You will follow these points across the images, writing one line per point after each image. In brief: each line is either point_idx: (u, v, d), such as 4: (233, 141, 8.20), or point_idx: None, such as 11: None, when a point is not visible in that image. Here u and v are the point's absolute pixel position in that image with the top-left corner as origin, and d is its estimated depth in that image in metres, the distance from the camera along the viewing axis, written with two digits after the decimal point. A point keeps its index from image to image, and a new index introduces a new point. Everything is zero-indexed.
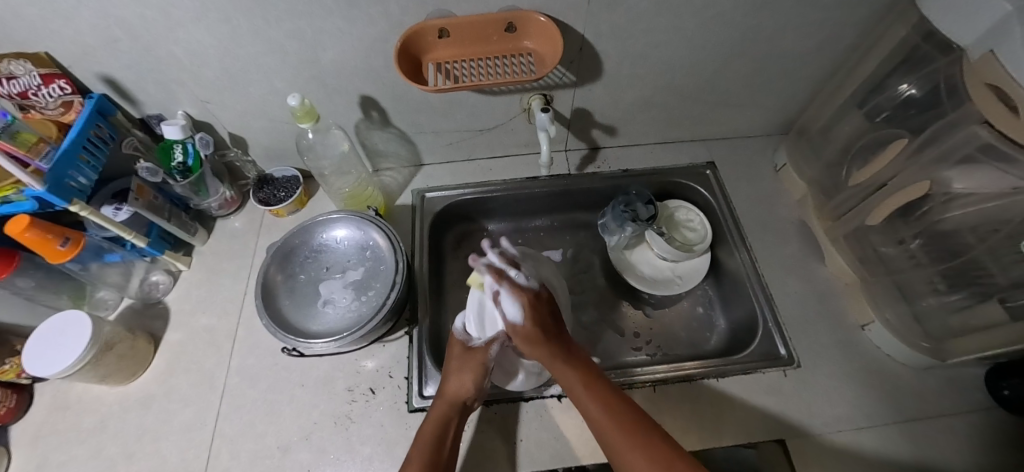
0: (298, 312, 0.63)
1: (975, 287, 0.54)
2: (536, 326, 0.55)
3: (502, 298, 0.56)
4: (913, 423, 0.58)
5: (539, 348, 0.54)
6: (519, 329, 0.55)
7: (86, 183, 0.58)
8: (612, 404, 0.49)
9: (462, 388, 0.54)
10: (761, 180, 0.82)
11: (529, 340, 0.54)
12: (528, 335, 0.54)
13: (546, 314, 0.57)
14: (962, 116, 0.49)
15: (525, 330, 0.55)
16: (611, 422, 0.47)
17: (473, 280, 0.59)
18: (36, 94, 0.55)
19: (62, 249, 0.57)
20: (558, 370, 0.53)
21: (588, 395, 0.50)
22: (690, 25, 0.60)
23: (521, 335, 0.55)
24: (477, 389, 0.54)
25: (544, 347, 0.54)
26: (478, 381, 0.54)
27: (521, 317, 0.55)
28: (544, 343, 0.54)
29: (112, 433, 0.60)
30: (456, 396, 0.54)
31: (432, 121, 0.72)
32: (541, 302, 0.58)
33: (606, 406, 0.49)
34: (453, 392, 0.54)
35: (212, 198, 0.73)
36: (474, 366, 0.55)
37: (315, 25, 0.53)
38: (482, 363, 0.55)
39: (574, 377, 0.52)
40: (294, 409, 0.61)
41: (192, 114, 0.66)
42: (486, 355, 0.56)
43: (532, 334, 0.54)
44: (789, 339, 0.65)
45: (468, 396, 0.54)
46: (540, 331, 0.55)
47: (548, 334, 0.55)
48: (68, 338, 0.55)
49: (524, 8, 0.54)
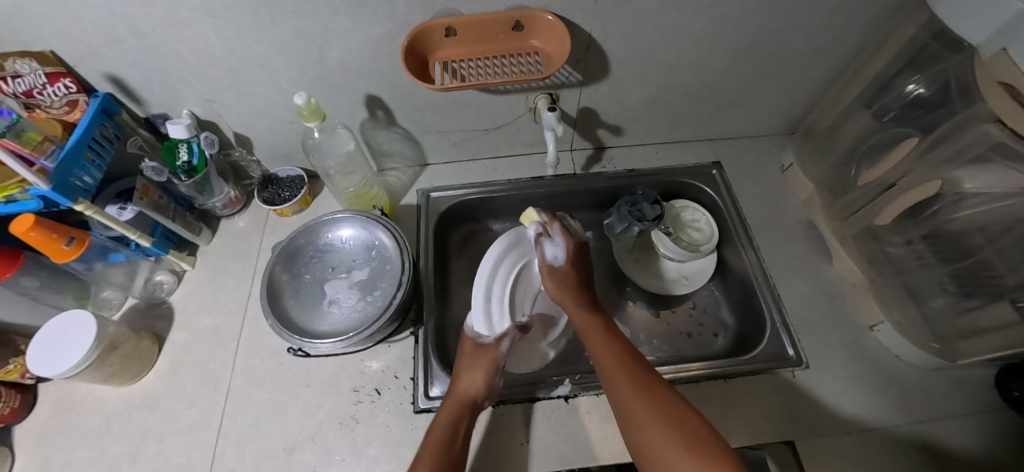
0: (304, 312, 0.63)
1: (986, 288, 0.53)
2: (573, 270, 0.62)
3: (546, 241, 0.63)
4: (923, 425, 0.57)
5: (567, 288, 0.61)
6: (560, 269, 0.62)
7: (92, 182, 0.58)
8: (622, 349, 0.52)
9: (474, 386, 0.54)
10: (767, 180, 0.82)
11: (563, 280, 0.61)
12: (563, 274, 0.61)
13: (583, 264, 0.64)
14: (973, 115, 0.49)
15: (563, 270, 0.62)
16: (617, 360, 0.50)
17: (528, 216, 0.64)
18: (42, 93, 0.55)
19: (67, 248, 0.57)
20: (578, 311, 0.58)
21: (602, 337, 0.54)
22: (697, 24, 0.59)
23: (557, 274, 0.61)
24: (488, 387, 0.54)
25: (573, 287, 0.60)
26: (489, 377, 0.55)
27: (562, 260, 0.62)
28: (574, 287, 0.60)
29: (116, 434, 0.60)
30: (468, 393, 0.53)
31: (438, 120, 0.71)
32: (584, 252, 0.65)
33: (616, 349, 0.52)
34: (464, 387, 0.54)
35: (217, 198, 0.73)
36: (486, 361, 0.56)
37: (322, 24, 0.53)
38: (492, 359, 0.56)
39: (591, 321, 0.56)
40: (299, 410, 0.60)
41: (197, 114, 0.66)
42: (497, 352, 0.57)
43: (568, 274, 0.62)
44: (797, 340, 0.65)
45: (480, 393, 0.54)
46: (574, 273, 0.62)
47: (578, 278, 0.62)
48: (72, 338, 0.55)
49: (531, 7, 0.54)
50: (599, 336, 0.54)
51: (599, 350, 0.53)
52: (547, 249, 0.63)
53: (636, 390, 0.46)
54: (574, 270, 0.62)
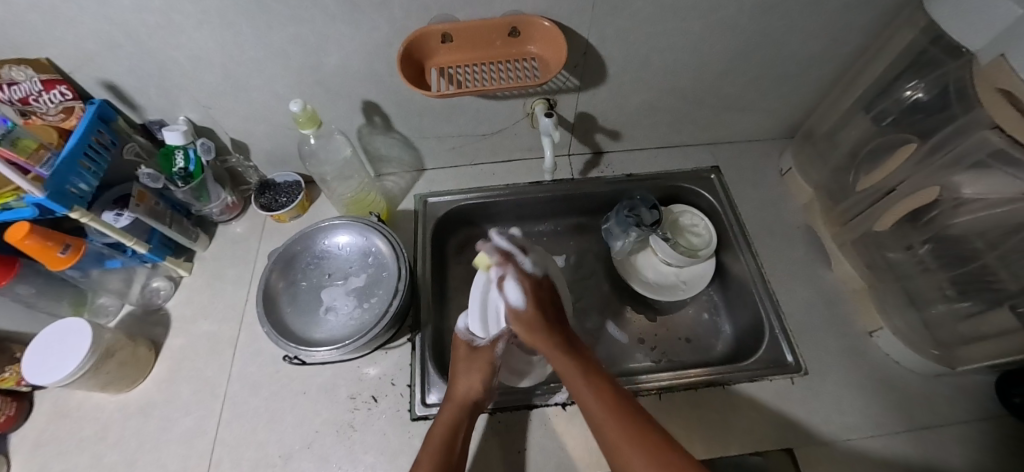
0: (301, 320, 0.63)
1: (985, 294, 0.53)
2: (537, 312, 0.57)
3: (507, 283, 0.58)
4: (923, 432, 0.57)
5: (537, 335, 0.55)
6: (521, 315, 0.56)
7: (87, 189, 0.58)
8: (609, 394, 0.49)
9: (471, 389, 0.53)
10: (766, 185, 0.81)
11: (531, 326, 0.56)
12: (528, 321, 0.56)
13: (546, 301, 0.59)
14: (972, 121, 0.48)
15: (528, 314, 0.56)
16: (606, 407, 0.48)
17: (481, 262, 0.61)
18: (37, 100, 0.54)
19: (63, 256, 0.56)
20: (560, 357, 0.53)
21: (584, 382, 0.50)
22: (695, 29, 0.59)
23: (521, 320, 0.56)
24: (485, 388, 0.54)
25: (545, 333, 0.55)
26: (486, 380, 0.54)
27: (523, 303, 0.57)
28: (544, 331, 0.55)
29: (112, 441, 0.59)
30: (466, 398, 0.53)
31: (435, 125, 0.71)
32: (543, 288, 0.60)
33: (603, 396, 0.49)
34: (463, 393, 0.53)
35: (214, 204, 0.73)
36: (484, 364, 0.55)
37: (318, 31, 0.53)
38: (489, 361, 0.56)
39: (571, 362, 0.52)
40: (296, 417, 0.60)
41: (194, 120, 0.66)
42: (492, 354, 0.56)
43: (533, 319, 0.56)
44: (796, 346, 0.64)
45: (477, 396, 0.53)
46: (541, 314, 0.56)
47: (547, 321, 0.56)
48: (67, 346, 0.55)
49: (528, 12, 0.54)
50: (581, 381, 0.50)
51: (585, 397, 0.49)
52: (508, 293, 0.58)
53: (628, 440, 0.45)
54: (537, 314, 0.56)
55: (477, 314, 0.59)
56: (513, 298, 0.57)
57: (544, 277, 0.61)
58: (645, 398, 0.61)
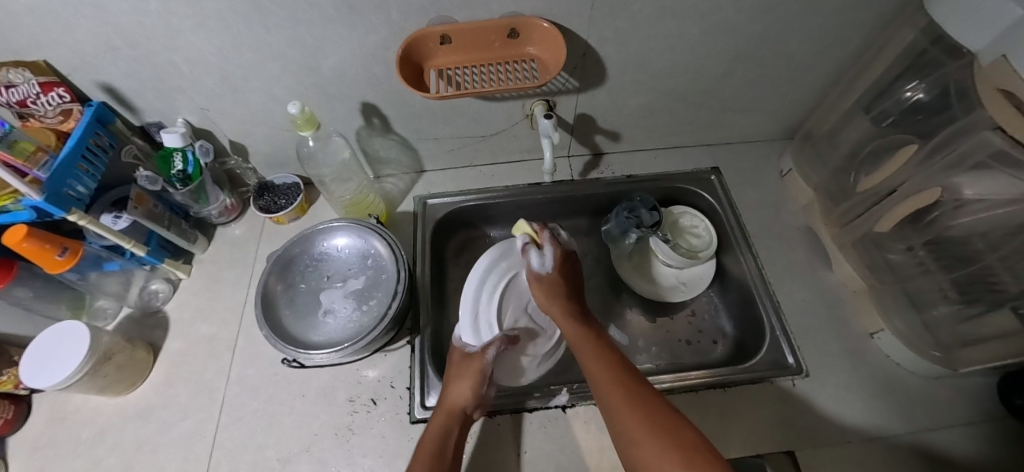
0: (299, 322, 0.62)
1: (987, 295, 0.53)
2: (561, 279, 0.63)
3: (533, 250, 0.64)
4: (924, 434, 0.56)
5: (555, 299, 0.61)
6: (547, 277, 0.63)
7: (85, 191, 0.58)
8: (613, 360, 0.51)
9: (462, 396, 0.53)
10: (766, 186, 0.81)
11: (553, 289, 0.62)
12: (552, 285, 0.62)
13: (570, 272, 0.65)
14: (973, 122, 0.48)
15: (553, 278, 0.63)
16: (608, 370, 0.50)
17: (521, 227, 0.64)
18: (35, 102, 0.54)
19: (61, 259, 0.56)
20: (575, 328, 0.57)
21: (592, 348, 0.53)
22: (694, 30, 0.59)
23: (543, 282, 0.63)
24: (476, 396, 0.53)
25: (565, 301, 0.61)
26: (477, 387, 0.53)
27: (550, 267, 0.63)
28: (563, 296, 0.61)
29: (110, 445, 0.59)
30: (457, 405, 0.52)
31: (434, 127, 0.71)
32: (571, 260, 0.66)
33: (608, 361, 0.51)
34: (454, 400, 0.53)
35: (212, 206, 0.73)
36: (474, 372, 0.54)
37: (315, 33, 0.53)
38: (479, 369, 0.55)
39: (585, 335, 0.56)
40: (294, 420, 0.60)
41: (192, 122, 0.66)
42: (483, 361, 0.56)
43: (557, 284, 0.62)
44: (797, 348, 0.64)
45: (468, 404, 0.53)
46: (562, 280, 0.63)
47: (569, 293, 0.62)
48: (65, 349, 0.54)
49: (526, 14, 0.53)
50: (589, 349, 0.53)
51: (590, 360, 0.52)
52: (534, 259, 0.64)
53: (625, 399, 0.46)
54: (561, 279, 0.63)
55: (470, 324, 0.61)
56: (537, 265, 0.63)
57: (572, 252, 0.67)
58: None
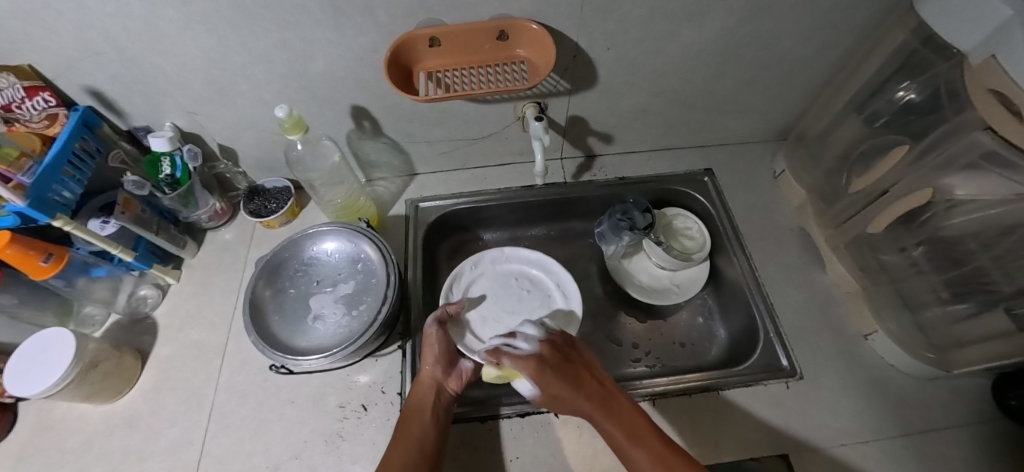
0: (289, 328, 0.61)
1: (981, 295, 0.52)
2: (556, 384, 0.51)
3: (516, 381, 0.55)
4: (919, 436, 0.56)
5: (568, 404, 0.51)
6: (546, 396, 0.52)
7: (71, 197, 0.57)
8: (665, 457, 0.44)
9: (428, 368, 0.56)
10: (759, 187, 0.81)
11: (560, 401, 0.51)
12: (558, 400, 0.51)
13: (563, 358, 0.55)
14: (963, 122, 0.48)
15: (546, 397, 0.52)
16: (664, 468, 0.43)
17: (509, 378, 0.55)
18: (20, 107, 0.53)
19: (45, 265, 0.55)
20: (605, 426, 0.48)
21: (637, 448, 0.45)
22: (685, 32, 0.59)
23: (556, 401, 0.52)
24: (442, 362, 0.57)
25: (573, 394, 0.50)
26: (436, 356, 0.57)
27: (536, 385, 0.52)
28: (570, 395, 0.50)
29: (96, 453, 0.58)
30: (427, 378, 0.55)
31: (425, 130, 0.71)
32: (552, 355, 0.54)
33: (661, 460, 0.43)
34: (425, 374, 0.56)
35: (201, 210, 0.72)
36: (428, 343, 0.58)
37: (302, 35, 0.52)
38: (430, 341, 0.58)
39: (620, 434, 0.47)
40: (284, 427, 0.59)
41: (180, 126, 0.65)
42: (429, 335, 0.58)
43: (562, 396, 0.51)
44: (792, 350, 0.64)
45: (438, 371, 0.56)
46: (564, 383, 0.51)
47: (567, 381, 0.51)
48: (50, 357, 0.54)
49: (516, 15, 0.53)
50: (627, 442, 0.46)
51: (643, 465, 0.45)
52: (521, 344, 0.57)
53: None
54: (557, 386, 0.51)
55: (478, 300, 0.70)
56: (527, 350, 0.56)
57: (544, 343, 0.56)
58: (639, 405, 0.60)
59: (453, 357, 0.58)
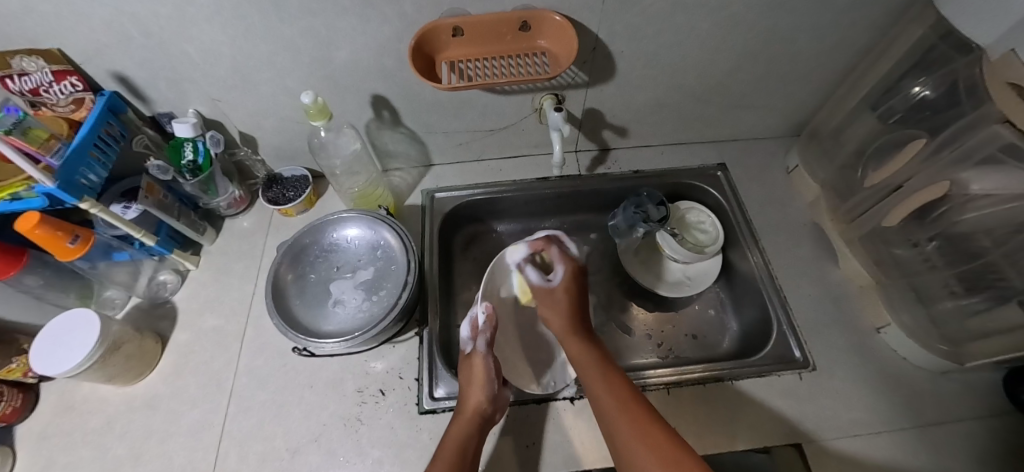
0: (310, 312, 0.62)
1: (994, 289, 0.53)
2: (569, 295, 0.63)
3: (530, 266, 0.66)
4: (931, 428, 0.57)
5: (560, 313, 0.61)
6: (553, 291, 0.63)
7: (97, 180, 0.58)
8: (618, 388, 0.51)
9: (479, 402, 0.53)
10: (773, 183, 0.82)
11: (557, 302, 0.62)
12: (558, 299, 0.62)
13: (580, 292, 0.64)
14: (981, 116, 0.49)
15: (551, 295, 0.63)
16: (611, 393, 0.51)
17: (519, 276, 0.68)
18: (48, 91, 0.55)
19: (72, 246, 0.56)
20: (573, 342, 0.59)
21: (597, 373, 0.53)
22: (704, 25, 0.59)
23: (551, 297, 0.63)
24: (492, 397, 0.54)
25: (569, 310, 0.61)
26: (491, 390, 0.54)
27: (558, 280, 0.64)
28: (565, 308, 0.61)
29: (118, 433, 0.59)
30: (473, 409, 0.53)
31: (444, 120, 0.71)
32: (582, 277, 0.65)
33: (612, 389, 0.51)
34: (471, 408, 0.53)
35: (221, 197, 0.73)
36: (480, 373, 0.55)
37: (329, 24, 0.53)
38: (483, 370, 0.55)
39: (590, 358, 0.56)
40: (303, 411, 0.60)
41: (203, 113, 0.66)
42: (484, 362, 0.56)
43: (563, 299, 0.62)
44: (804, 342, 0.64)
45: (486, 407, 0.53)
46: (566, 298, 0.62)
47: (574, 302, 0.62)
48: (76, 337, 0.55)
49: (539, 7, 0.54)
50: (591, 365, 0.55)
51: (592, 383, 0.53)
52: (531, 273, 0.66)
53: (620, 412, 0.48)
54: (568, 292, 0.63)
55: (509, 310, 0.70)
56: (532, 277, 0.66)
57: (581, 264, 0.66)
58: (653, 393, 0.61)
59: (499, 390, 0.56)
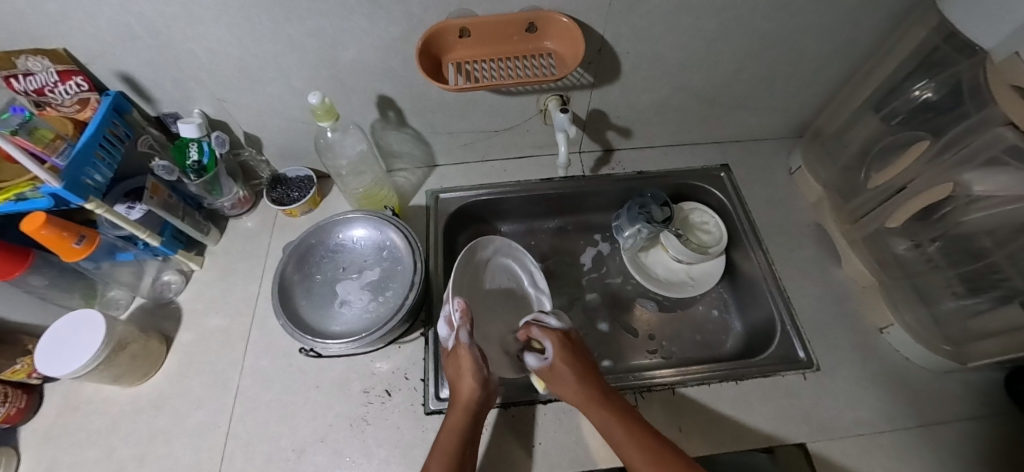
0: (316, 312, 0.62)
1: (997, 290, 0.53)
2: (569, 365, 0.56)
3: (527, 353, 0.61)
4: (934, 427, 0.57)
5: (568, 386, 0.55)
6: (553, 369, 0.56)
7: (101, 180, 0.58)
8: (653, 447, 0.49)
9: (470, 392, 0.53)
10: (775, 183, 0.82)
11: (562, 380, 0.55)
12: (560, 373, 0.56)
13: (579, 353, 0.59)
14: (984, 118, 0.49)
15: (552, 373, 0.56)
16: (649, 459, 0.48)
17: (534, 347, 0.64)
18: (53, 91, 0.55)
19: (78, 247, 0.56)
20: (595, 413, 0.53)
21: (631, 444, 0.50)
22: (710, 27, 0.60)
23: (555, 374, 0.56)
24: (483, 382, 0.54)
25: (575, 380, 0.55)
26: (480, 378, 0.54)
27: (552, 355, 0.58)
28: (572, 380, 0.55)
29: (123, 434, 0.59)
30: (466, 401, 0.52)
31: (449, 121, 0.71)
32: (573, 342, 0.61)
33: (648, 450, 0.49)
34: (464, 397, 0.53)
35: (226, 198, 0.73)
36: (467, 362, 0.54)
37: (337, 24, 0.53)
38: (470, 360, 0.55)
39: (613, 424, 0.52)
40: (309, 411, 0.60)
41: (208, 113, 0.66)
42: (470, 354, 0.55)
43: (566, 370, 0.56)
44: (807, 342, 0.65)
45: (479, 395, 0.53)
46: (568, 365, 0.56)
47: (578, 366, 0.56)
48: (82, 338, 0.55)
49: (545, 8, 0.54)
50: (621, 435, 0.51)
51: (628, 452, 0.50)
52: (531, 360, 0.60)
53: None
54: (568, 363, 0.57)
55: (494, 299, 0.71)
56: (534, 363, 0.59)
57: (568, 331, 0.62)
58: (657, 393, 0.61)
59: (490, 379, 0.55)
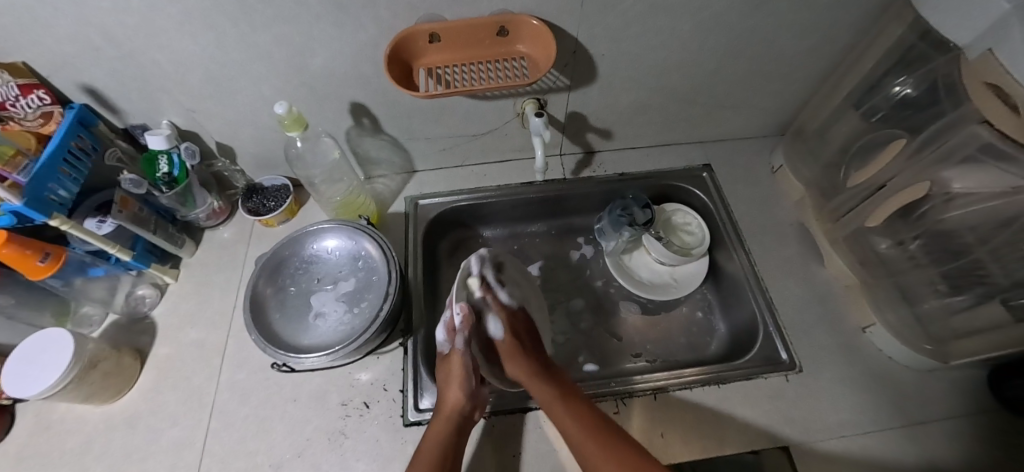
0: (290, 326, 0.61)
1: (979, 288, 0.53)
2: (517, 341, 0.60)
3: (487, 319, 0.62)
4: (917, 426, 0.57)
5: (515, 360, 0.58)
6: (503, 343, 0.60)
7: (66, 195, 0.56)
8: (585, 413, 0.51)
9: (457, 400, 0.52)
10: (758, 182, 0.81)
11: (511, 353, 0.58)
12: (507, 348, 0.59)
13: (526, 334, 0.62)
14: (960, 116, 0.49)
15: (507, 344, 0.59)
16: (578, 423, 0.50)
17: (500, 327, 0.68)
18: (14, 105, 0.52)
19: (43, 265, 0.55)
20: (534, 383, 0.54)
21: (563, 407, 0.51)
22: (686, 27, 0.59)
23: (505, 349, 0.59)
24: (470, 393, 0.53)
25: (523, 353, 0.58)
26: (468, 384, 0.54)
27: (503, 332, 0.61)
28: (521, 355, 0.58)
29: (96, 454, 0.58)
30: (453, 408, 0.52)
31: (425, 126, 0.70)
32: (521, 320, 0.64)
33: (579, 416, 0.50)
34: (450, 405, 0.52)
35: (200, 209, 0.72)
36: (458, 367, 0.55)
37: (303, 32, 0.52)
38: (460, 367, 0.55)
39: (549, 390, 0.53)
40: (286, 425, 0.59)
41: (178, 124, 0.65)
42: (462, 358, 0.56)
43: (512, 345, 0.59)
44: (790, 343, 0.64)
45: (465, 404, 0.53)
46: (517, 341, 0.60)
47: (527, 345, 0.59)
48: (49, 357, 0.53)
49: (516, 11, 0.53)
50: (555, 401, 0.52)
51: (561, 416, 0.51)
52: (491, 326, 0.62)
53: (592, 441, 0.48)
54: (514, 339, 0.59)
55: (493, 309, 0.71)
56: (493, 331, 0.62)
57: (517, 308, 0.65)
58: (640, 399, 0.61)
59: (478, 389, 0.55)
